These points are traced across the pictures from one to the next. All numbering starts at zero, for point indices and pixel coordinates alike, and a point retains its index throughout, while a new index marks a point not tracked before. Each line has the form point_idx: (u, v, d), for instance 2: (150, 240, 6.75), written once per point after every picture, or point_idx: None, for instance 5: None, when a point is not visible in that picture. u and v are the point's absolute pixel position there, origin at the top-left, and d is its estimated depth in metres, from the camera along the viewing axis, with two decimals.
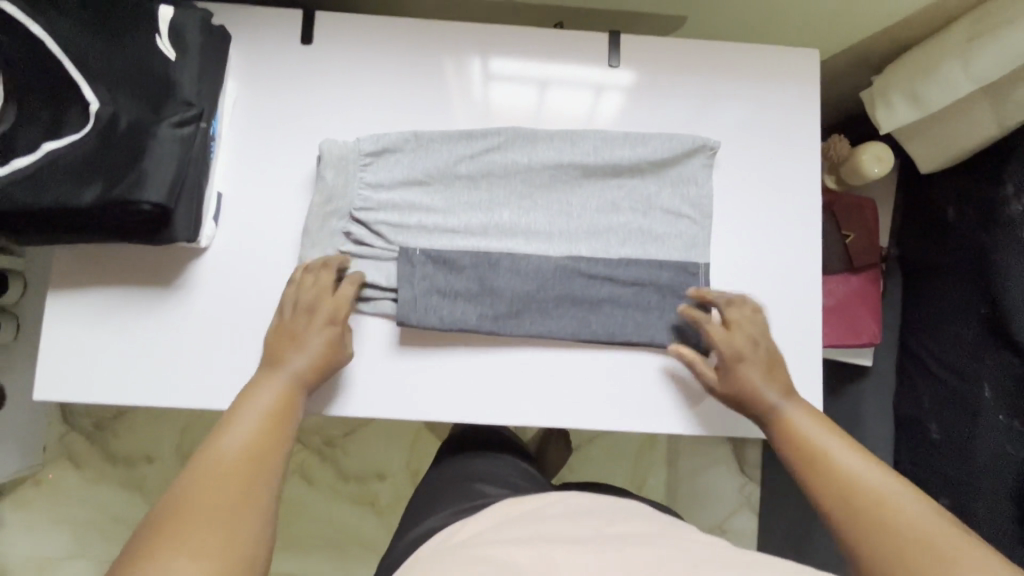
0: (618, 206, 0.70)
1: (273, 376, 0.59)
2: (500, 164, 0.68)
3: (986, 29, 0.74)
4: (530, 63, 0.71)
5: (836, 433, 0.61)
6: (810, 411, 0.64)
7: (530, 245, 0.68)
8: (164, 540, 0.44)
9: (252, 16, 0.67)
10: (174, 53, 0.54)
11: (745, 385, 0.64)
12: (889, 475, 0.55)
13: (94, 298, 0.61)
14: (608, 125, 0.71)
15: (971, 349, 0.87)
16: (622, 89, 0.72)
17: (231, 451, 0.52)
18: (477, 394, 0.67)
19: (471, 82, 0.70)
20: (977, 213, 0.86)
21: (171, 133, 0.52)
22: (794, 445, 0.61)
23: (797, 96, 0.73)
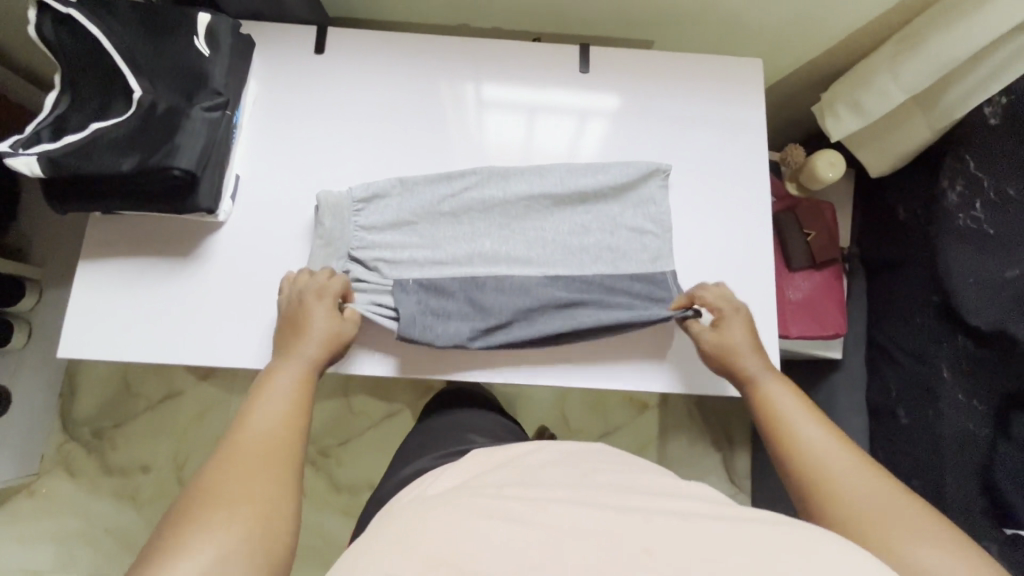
0: (590, 229, 0.76)
1: (286, 364, 0.64)
2: (482, 200, 0.74)
3: (908, 47, 0.85)
4: (507, 66, 0.82)
5: (807, 405, 0.67)
6: (786, 383, 0.70)
7: (513, 266, 0.73)
8: (210, 513, 0.48)
9: (272, 30, 0.77)
10: (207, 50, 0.63)
11: (728, 344, 0.71)
12: (832, 441, 0.62)
13: (120, 267, 0.68)
14: (581, 121, 0.81)
15: (928, 333, 0.93)
16: (599, 107, 0.82)
17: (259, 434, 0.56)
18: (467, 356, 0.73)
19: (457, 82, 0.80)
20: (923, 210, 0.95)
21: (202, 115, 0.61)
22: (769, 414, 0.67)
23: (748, 102, 0.83)
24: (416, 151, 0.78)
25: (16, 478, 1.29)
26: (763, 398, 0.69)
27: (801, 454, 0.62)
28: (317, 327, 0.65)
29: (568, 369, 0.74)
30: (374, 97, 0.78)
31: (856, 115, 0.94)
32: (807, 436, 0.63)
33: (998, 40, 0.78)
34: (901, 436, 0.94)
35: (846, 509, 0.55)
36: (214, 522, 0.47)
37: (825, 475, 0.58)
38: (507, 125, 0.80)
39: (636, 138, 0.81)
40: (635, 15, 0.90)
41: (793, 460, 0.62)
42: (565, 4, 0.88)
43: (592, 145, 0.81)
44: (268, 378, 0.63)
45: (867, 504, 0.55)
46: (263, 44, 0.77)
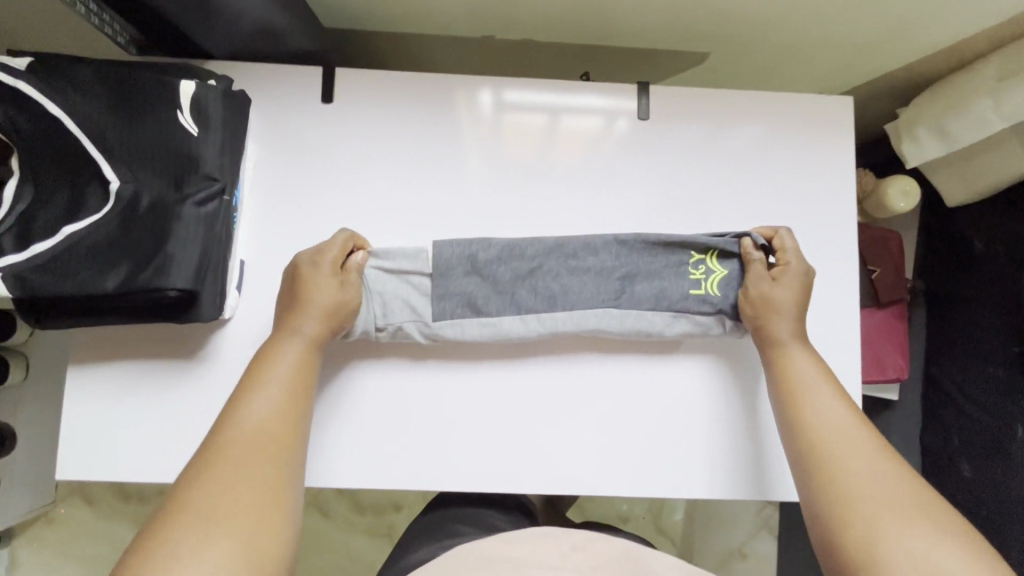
0: (651, 271, 0.64)
1: (286, 342, 0.56)
2: (528, 244, 0.64)
3: (1018, 70, 0.72)
4: (548, 101, 0.69)
5: (831, 379, 0.57)
6: (812, 351, 0.60)
7: (565, 316, 0.63)
8: (186, 535, 0.41)
9: (269, 74, 0.64)
10: (196, 129, 0.52)
11: (775, 303, 0.61)
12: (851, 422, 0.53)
13: (114, 373, 0.60)
14: (613, 147, 0.69)
15: (1004, 388, 0.86)
16: (626, 104, 0.70)
17: (254, 426, 0.49)
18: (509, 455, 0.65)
19: (482, 111, 0.68)
20: (1009, 253, 0.86)
21: (195, 213, 0.51)
22: (787, 382, 0.58)
23: (830, 141, 0.71)
24: (445, 215, 0.67)
25: (31, 509, 1.26)
26: (785, 366, 0.59)
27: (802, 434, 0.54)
28: (322, 299, 0.58)
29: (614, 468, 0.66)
30: (399, 154, 0.66)
31: (940, 142, 0.82)
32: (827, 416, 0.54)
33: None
34: (961, 489, 0.89)
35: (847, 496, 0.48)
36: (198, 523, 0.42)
37: (831, 459, 0.51)
38: (546, 175, 0.68)
39: (699, 188, 0.69)
40: (697, 29, 0.76)
41: (802, 437, 0.54)
42: (611, 12, 0.73)
43: (648, 197, 0.69)
44: (266, 356, 0.55)
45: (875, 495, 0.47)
46: (259, 94, 0.65)
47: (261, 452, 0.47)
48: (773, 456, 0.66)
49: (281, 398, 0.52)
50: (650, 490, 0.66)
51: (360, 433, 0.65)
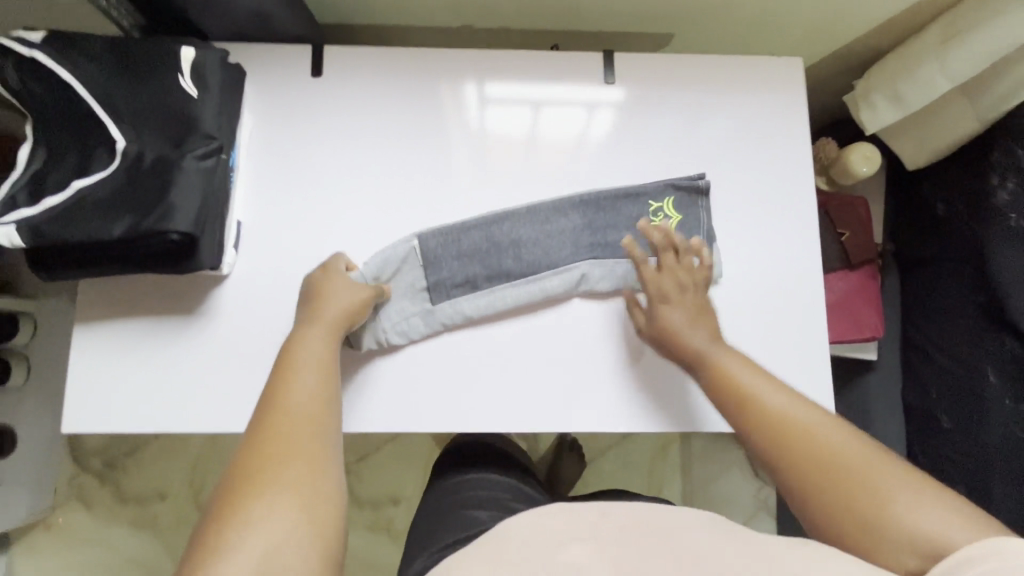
0: (620, 223, 0.70)
1: (313, 331, 0.58)
2: (506, 216, 0.69)
3: (957, 33, 0.78)
4: (516, 87, 0.73)
5: (766, 372, 0.58)
6: (733, 349, 0.61)
7: (552, 273, 0.68)
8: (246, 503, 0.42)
9: (260, 52, 0.70)
10: (196, 91, 0.56)
11: (668, 325, 0.64)
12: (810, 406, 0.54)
13: (118, 329, 0.63)
14: (601, 145, 0.73)
15: (971, 335, 0.89)
16: (609, 99, 0.74)
17: (293, 402, 0.50)
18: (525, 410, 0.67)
19: (467, 107, 0.72)
20: (967, 206, 0.89)
21: (195, 165, 0.55)
22: (733, 387, 0.57)
23: (787, 103, 0.76)
24: (429, 177, 0.71)
25: (30, 514, 1.25)
26: (720, 372, 0.59)
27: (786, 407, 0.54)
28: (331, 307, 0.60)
29: (613, 407, 0.68)
30: (382, 120, 0.71)
31: (893, 107, 0.88)
32: (779, 405, 0.54)
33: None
34: (943, 440, 0.92)
35: (821, 476, 0.50)
36: (268, 494, 0.43)
37: (798, 441, 0.52)
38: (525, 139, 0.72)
39: (668, 147, 0.74)
40: (657, 9, 0.82)
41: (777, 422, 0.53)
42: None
43: (621, 158, 0.73)
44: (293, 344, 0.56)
45: (852, 462, 0.50)
46: (253, 73, 0.70)
47: (303, 424, 0.48)
48: None
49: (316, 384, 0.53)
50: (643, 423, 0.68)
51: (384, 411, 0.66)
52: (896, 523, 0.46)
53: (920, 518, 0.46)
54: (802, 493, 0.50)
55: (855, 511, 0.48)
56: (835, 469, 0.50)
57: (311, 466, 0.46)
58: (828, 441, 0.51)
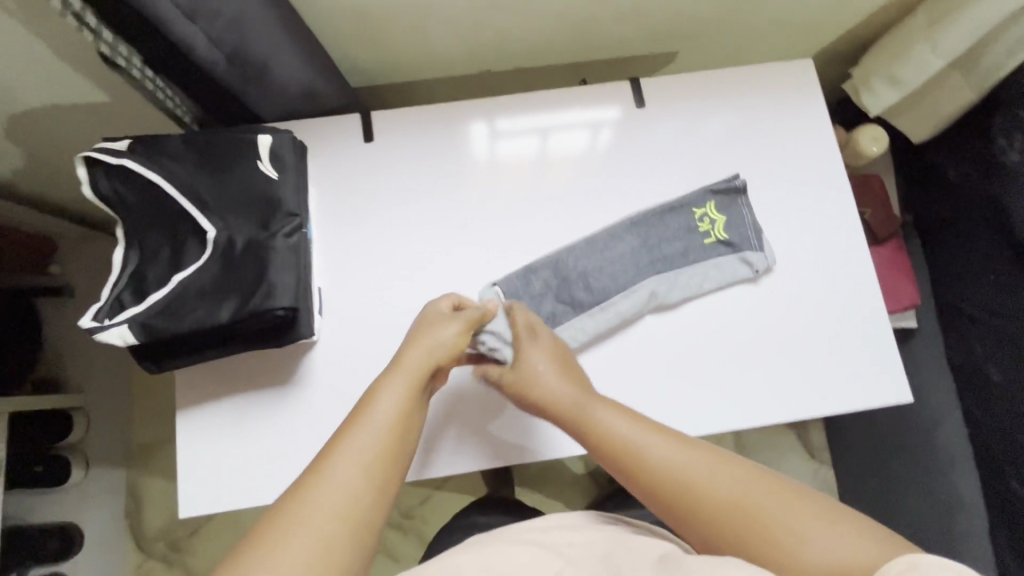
0: (673, 235, 0.73)
1: (392, 386, 0.55)
2: (567, 251, 0.73)
3: (942, 15, 0.83)
4: (533, 115, 0.77)
5: (644, 420, 0.57)
6: (607, 401, 0.60)
7: (620, 296, 0.71)
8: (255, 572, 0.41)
9: (311, 127, 0.74)
10: (275, 174, 0.60)
11: (532, 373, 0.62)
12: (687, 446, 0.54)
13: (215, 409, 0.65)
14: (602, 156, 0.77)
15: (1005, 288, 0.92)
16: (602, 117, 0.78)
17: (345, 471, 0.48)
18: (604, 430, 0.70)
19: (476, 140, 0.76)
20: (978, 168, 0.93)
21: (285, 244, 0.58)
22: (614, 449, 0.56)
23: (806, 97, 0.79)
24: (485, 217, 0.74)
25: None
26: (603, 438, 0.57)
27: (689, 445, 0.54)
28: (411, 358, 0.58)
29: (701, 415, 0.69)
30: (432, 172, 0.75)
31: (893, 88, 0.93)
32: (651, 460, 0.54)
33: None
34: (998, 394, 0.95)
35: (707, 520, 0.50)
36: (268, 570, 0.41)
37: (682, 494, 0.51)
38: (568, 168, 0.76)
39: (702, 155, 0.77)
40: (665, 30, 0.88)
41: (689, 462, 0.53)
42: (588, 24, 0.84)
43: (660, 172, 0.77)
44: (371, 399, 0.54)
45: (745, 504, 0.49)
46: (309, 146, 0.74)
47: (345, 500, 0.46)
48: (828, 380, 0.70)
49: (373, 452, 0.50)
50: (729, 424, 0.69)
51: (466, 452, 0.70)
52: (790, 556, 0.46)
53: (831, 550, 0.45)
54: (710, 545, 0.50)
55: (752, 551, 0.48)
56: (718, 512, 0.50)
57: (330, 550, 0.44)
58: (706, 485, 0.51)
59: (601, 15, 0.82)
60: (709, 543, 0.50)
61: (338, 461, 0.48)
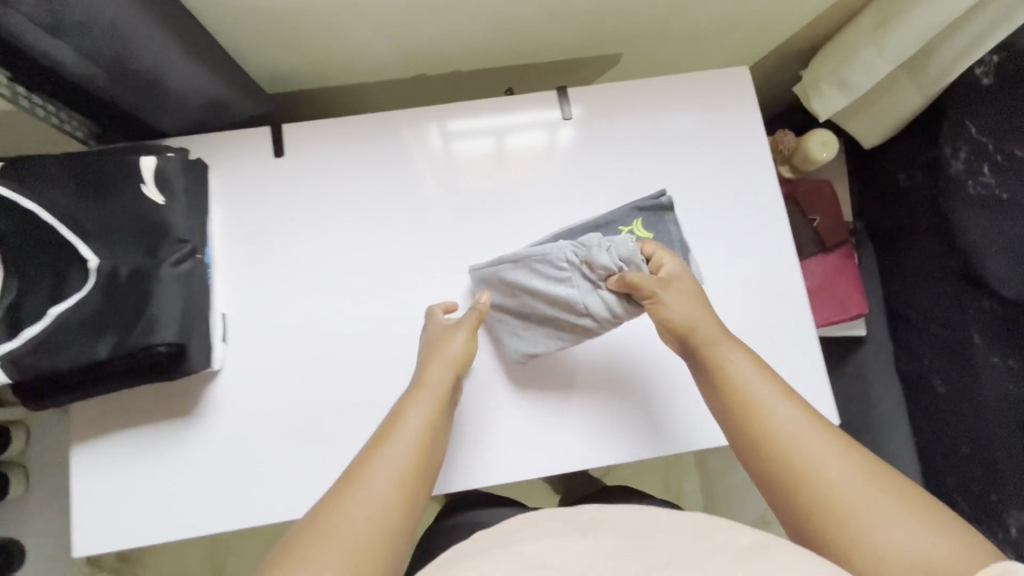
0: None
1: (421, 401, 0.59)
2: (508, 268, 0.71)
3: (889, 18, 0.79)
4: (483, 116, 0.74)
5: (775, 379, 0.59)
6: (743, 348, 0.61)
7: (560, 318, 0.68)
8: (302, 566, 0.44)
9: (213, 142, 0.69)
10: (161, 198, 0.56)
11: (681, 308, 0.62)
12: (808, 418, 0.55)
13: (116, 444, 0.63)
14: (566, 157, 0.75)
15: (953, 299, 0.91)
16: (564, 114, 0.75)
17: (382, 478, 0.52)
18: (600, 444, 0.70)
19: (433, 143, 0.73)
20: (928, 174, 0.91)
21: (171, 274, 0.55)
22: (729, 391, 0.59)
23: (741, 108, 0.77)
24: (406, 236, 0.71)
25: None
26: (732, 391, 0.58)
27: (807, 418, 0.55)
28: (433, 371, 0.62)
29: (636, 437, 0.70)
30: (359, 184, 0.72)
31: (842, 91, 0.89)
32: (770, 409, 0.56)
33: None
34: (942, 406, 0.94)
35: (802, 496, 0.52)
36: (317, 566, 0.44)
37: (784, 453, 0.53)
38: (495, 186, 0.73)
39: (632, 168, 0.75)
40: (603, 32, 0.83)
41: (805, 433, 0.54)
42: (521, 28, 0.80)
43: (587, 190, 0.74)
44: (402, 411, 0.58)
45: (845, 489, 0.50)
46: (217, 161, 0.70)
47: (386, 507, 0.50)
48: None
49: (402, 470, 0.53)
50: (675, 443, 0.70)
51: (461, 470, 0.68)
52: (871, 550, 0.47)
53: (908, 546, 0.46)
54: (803, 525, 0.51)
55: (829, 532, 0.49)
56: (822, 487, 0.51)
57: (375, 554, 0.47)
58: (814, 460, 0.52)
59: (532, 16, 0.77)
60: (800, 523, 0.52)
61: (374, 472, 0.52)
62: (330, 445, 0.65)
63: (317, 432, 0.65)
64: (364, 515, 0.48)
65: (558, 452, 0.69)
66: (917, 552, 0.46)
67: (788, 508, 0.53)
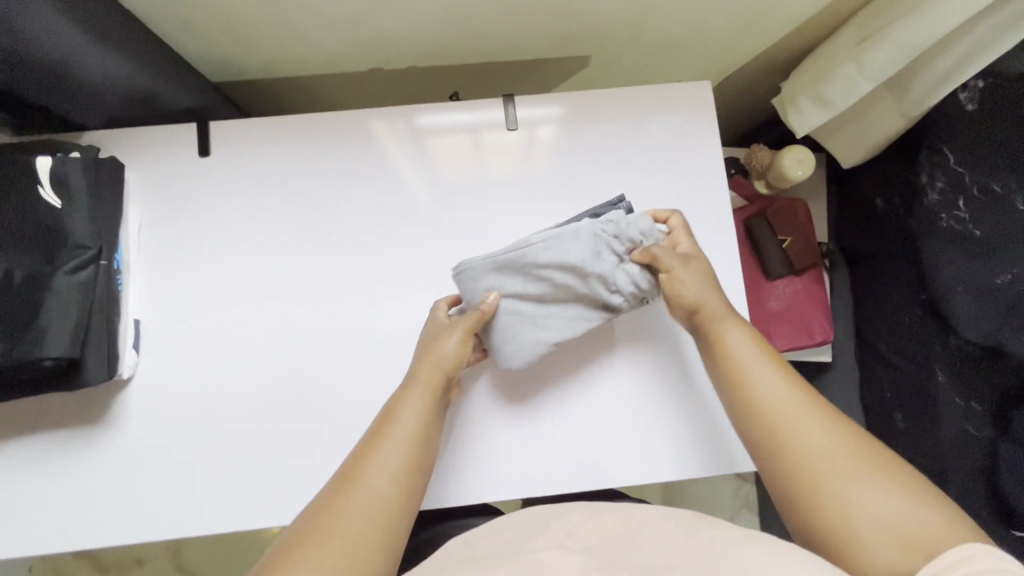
0: None
1: (413, 396, 0.58)
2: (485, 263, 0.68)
3: (870, 34, 0.74)
4: (459, 110, 0.73)
5: (764, 351, 0.58)
6: (738, 321, 0.61)
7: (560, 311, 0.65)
8: (296, 562, 0.44)
9: (141, 138, 0.68)
10: (59, 201, 0.53)
11: (695, 286, 0.62)
12: (794, 389, 0.54)
13: (25, 446, 0.62)
14: (547, 159, 0.73)
15: (920, 333, 0.87)
16: (543, 116, 0.73)
17: (381, 477, 0.52)
18: (598, 465, 0.67)
19: (409, 136, 0.72)
20: (902, 200, 0.87)
21: (67, 282, 0.52)
22: (725, 366, 0.58)
23: (697, 129, 0.74)
24: (341, 246, 0.69)
25: None
26: (724, 362, 0.58)
27: (800, 390, 0.54)
28: (427, 367, 0.60)
29: (615, 462, 0.67)
30: (307, 185, 0.70)
31: (820, 109, 0.84)
32: (758, 382, 0.55)
33: (987, 10, 0.67)
34: (900, 441, 0.92)
35: (794, 470, 0.51)
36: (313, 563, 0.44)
37: (779, 432, 0.52)
38: (436, 198, 0.71)
39: (579, 184, 0.72)
40: (569, 38, 0.78)
41: (798, 404, 0.53)
42: (481, 32, 0.75)
43: (532, 207, 0.71)
44: (395, 407, 0.57)
45: (836, 461, 0.49)
46: (139, 159, 0.68)
47: (384, 504, 0.50)
48: (694, 436, 0.67)
49: (398, 460, 0.53)
50: (656, 470, 0.67)
51: (454, 492, 0.66)
52: (859, 518, 0.47)
53: (892, 512, 0.46)
54: (791, 497, 0.51)
55: (819, 500, 0.49)
56: (810, 460, 0.50)
57: (375, 551, 0.47)
58: (805, 431, 0.51)
59: (489, 20, 0.72)
60: (786, 494, 0.51)
61: (370, 471, 0.51)
62: (244, 458, 0.63)
63: (231, 444, 0.64)
64: (361, 510, 0.49)
65: (555, 470, 0.67)
66: (899, 518, 0.46)
67: (773, 480, 0.52)
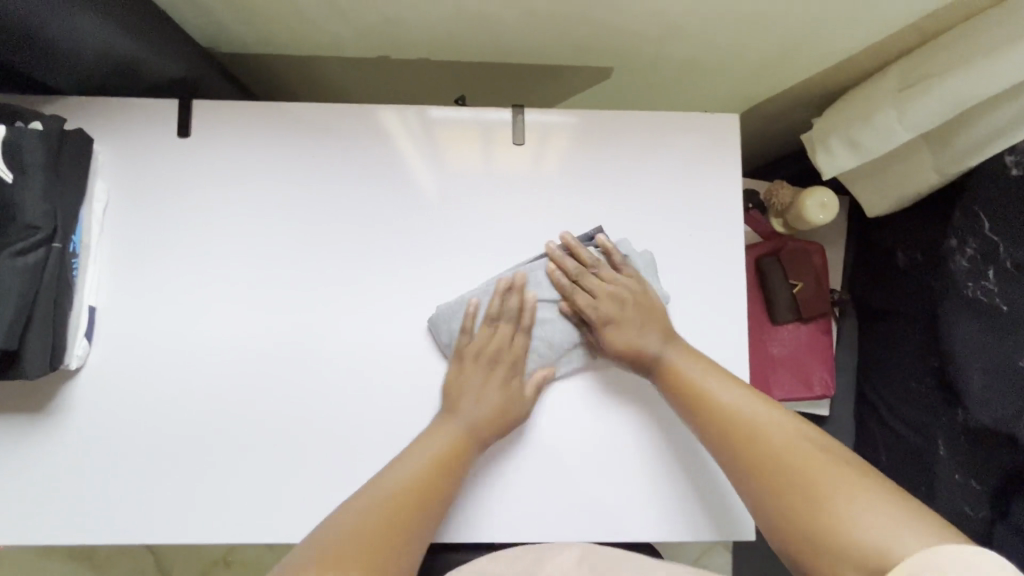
0: None
1: (443, 427, 0.58)
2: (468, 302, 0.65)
3: (915, 81, 0.68)
4: (462, 114, 0.67)
5: (751, 393, 0.55)
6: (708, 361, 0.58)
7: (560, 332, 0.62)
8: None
9: (118, 112, 0.63)
10: (10, 175, 0.49)
11: (628, 339, 0.60)
12: (796, 435, 0.51)
13: None
14: (552, 176, 0.67)
15: (927, 403, 0.83)
16: (554, 129, 0.68)
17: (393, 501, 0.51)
18: (603, 514, 0.62)
19: (408, 136, 0.66)
20: (928, 260, 0.82)
21: (11, 265, 0.49)
22: (711, 419, 0.54)
23: (716, 161, 0.69)
24: (322, 246, 0.64)
25: None
26: (718, 413, 0.54)
27: (809, 440, 0.51)
28: (465, 405, 0.58)
29: (619, 514, 0.62)
30: (292, 176, 0.65)
31: (851, 154, 0.78)
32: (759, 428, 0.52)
33: None
34: None
35: (807, 524, 0.46)
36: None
37: (785, 485, 0.49)
38: (429, 206, 0.66)
39: (583, 206, 0.67)
40: (593, 46, 0.72)
41: (805, 457, 0.49)
42: (498, 31, 0.69)
43: (530, 226, 0.66)
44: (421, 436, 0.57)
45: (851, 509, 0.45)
46: (113, 134, 0.63)
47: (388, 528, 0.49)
48: (693, 496, 0.62)
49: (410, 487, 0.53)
50: (663, 526, 0.62)
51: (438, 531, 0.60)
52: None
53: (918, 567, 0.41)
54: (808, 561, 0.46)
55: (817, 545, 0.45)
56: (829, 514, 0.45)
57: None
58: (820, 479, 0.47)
59: (506, 19, 0.66)
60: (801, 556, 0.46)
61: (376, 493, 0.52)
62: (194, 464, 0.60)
63: (178, 450, 0.60)
64: (360, 532, 0.48)
65: (557, 516, 0.61)
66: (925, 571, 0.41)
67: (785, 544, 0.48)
